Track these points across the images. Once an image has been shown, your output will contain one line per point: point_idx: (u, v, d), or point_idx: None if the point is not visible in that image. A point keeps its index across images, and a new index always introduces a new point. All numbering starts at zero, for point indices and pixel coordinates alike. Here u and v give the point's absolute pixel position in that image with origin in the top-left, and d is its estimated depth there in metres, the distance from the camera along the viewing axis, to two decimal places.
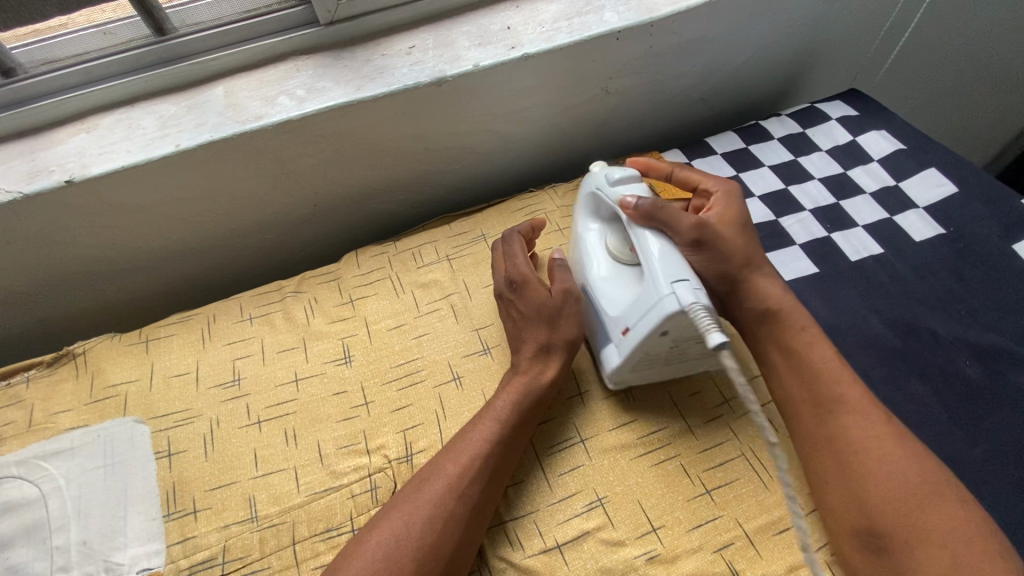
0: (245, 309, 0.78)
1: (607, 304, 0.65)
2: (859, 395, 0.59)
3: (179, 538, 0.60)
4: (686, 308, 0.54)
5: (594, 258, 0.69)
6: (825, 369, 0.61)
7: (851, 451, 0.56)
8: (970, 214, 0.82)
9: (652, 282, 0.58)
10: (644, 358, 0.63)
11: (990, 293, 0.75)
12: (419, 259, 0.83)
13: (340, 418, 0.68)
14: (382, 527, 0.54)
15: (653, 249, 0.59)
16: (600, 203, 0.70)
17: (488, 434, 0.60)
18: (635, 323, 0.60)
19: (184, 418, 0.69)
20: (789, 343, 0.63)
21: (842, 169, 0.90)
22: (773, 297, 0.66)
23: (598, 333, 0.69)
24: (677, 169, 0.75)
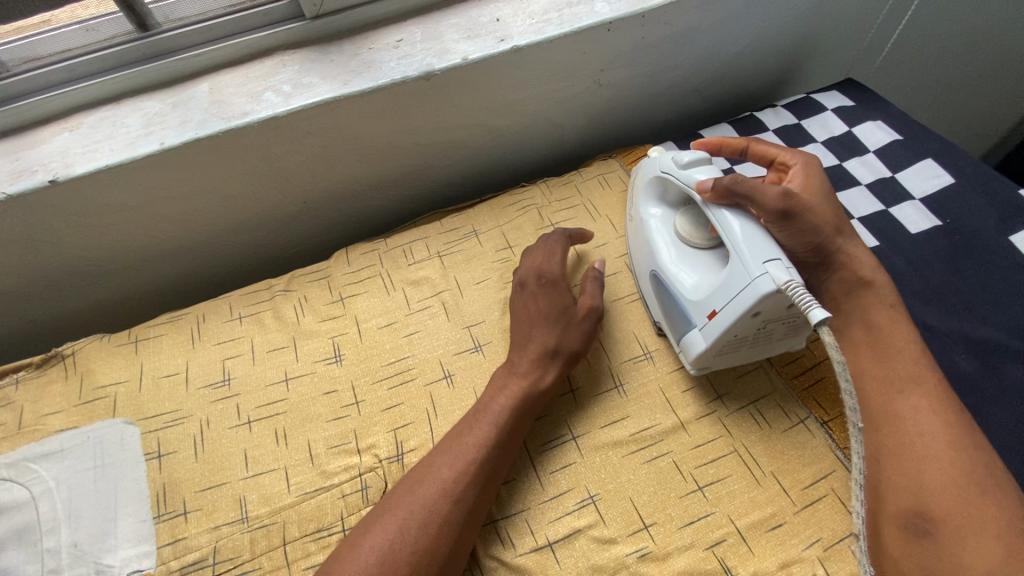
0: (235, 309, 0.77)
1: (684, 289, 0.66)
2: (937, 384, 0.58)
3: (169, 539, 0.60)
4: (782, 286, 0.55)
5: (662, 245, 0.71)
6: (904, 347, 0.60)
7: (915, 433, 0.55)
8: (968, 205, 0.81)
9: (740, 263, 0.59)
10: (731, 342, 0.62)
11: (986, 286, 0.74)
12: (410, 255, 0.81)
13: (331, 417, 0.68)
14: (375, 531, 0.53)
15: (739, 229, 0.60)
16: (668, 187, 0.72)
17: (482, 437, 0.59)
18: (723, 306, 0.60)
19: (174, 419, 0.68)
20: (876, 319, 0.63)
21: (838, 160, 0.89)
22: (866, 270, 0.65)
23: (677, 323, 0.67)
24: (753, 144, 0.74)
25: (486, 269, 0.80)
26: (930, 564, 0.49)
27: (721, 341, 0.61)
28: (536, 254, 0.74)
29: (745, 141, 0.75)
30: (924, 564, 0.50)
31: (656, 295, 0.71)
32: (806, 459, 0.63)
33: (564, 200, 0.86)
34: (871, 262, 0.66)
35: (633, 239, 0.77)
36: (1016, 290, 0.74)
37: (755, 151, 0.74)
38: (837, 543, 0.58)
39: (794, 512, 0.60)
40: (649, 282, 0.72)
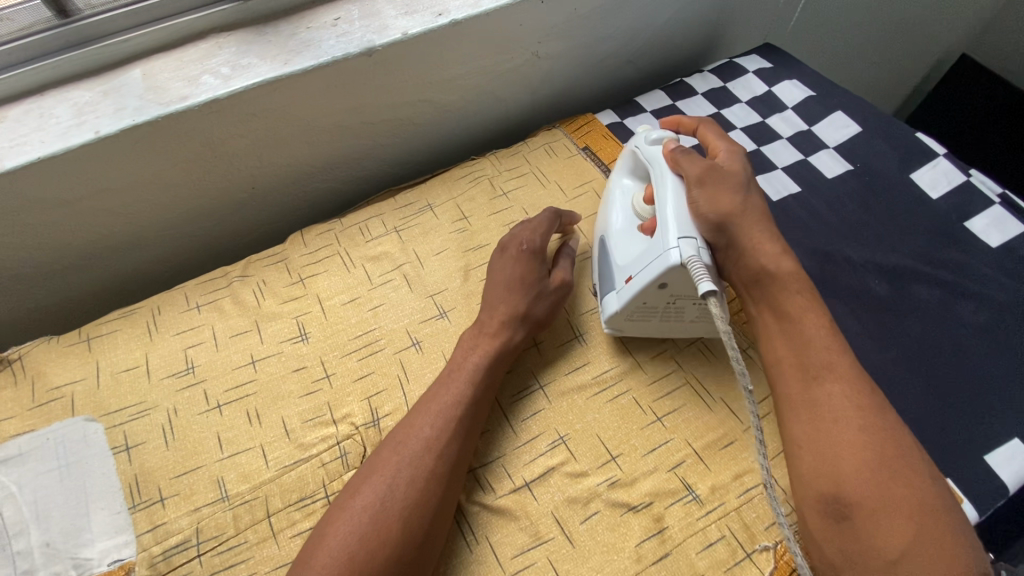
0: (192, 298, 0.76)
1: (614, 253, 0.71)
2: (851, 372, 0.57)
3: (148, 527, 0.60)
4: (686, 261, 0.59)
5: (616, 208, 0.75)
6: (816, 334, 0.60)
7: (831, 418, 0.55)
8: (874, 150, 0.90)
9: (659, 236, 0.63)
10: (643, 307, 0.67)
11: (893, 219, 0.83)
12: (367, 232, 0.82)
13: (303, 393, 0.69)
14: (364, 492, 0.55)
15: (664, 205, 0.65)
16: (637, 162, 0.76)
17: (459, 395, 0.62)
18: (638, 272, 0.65)
19: (140, 411, 0.67)
20: (788, 307, 0.62)
21: (761, 118, 0.97)
22: (769, 259, 0.65)
23: (604, 286, 0.72)
24: (702, 126, 0.76)
25: (444, 239, 0.82)
26: (850, 549, 0.50)
27: (632, 306, 0.66)
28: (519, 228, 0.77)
29: (698, 121, 0.77)
30: (845, 547, 0.50)
31: (599, 259, 0.75)
32: None
33: (515, 169, 0.89)
34: (777, 247, 0.66)
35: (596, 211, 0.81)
36: (916, 220, 0.83)
37: (703, 133, 0.75)
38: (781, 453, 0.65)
39: (742, 430, 0.67)
40: (596, 243, 0.77)
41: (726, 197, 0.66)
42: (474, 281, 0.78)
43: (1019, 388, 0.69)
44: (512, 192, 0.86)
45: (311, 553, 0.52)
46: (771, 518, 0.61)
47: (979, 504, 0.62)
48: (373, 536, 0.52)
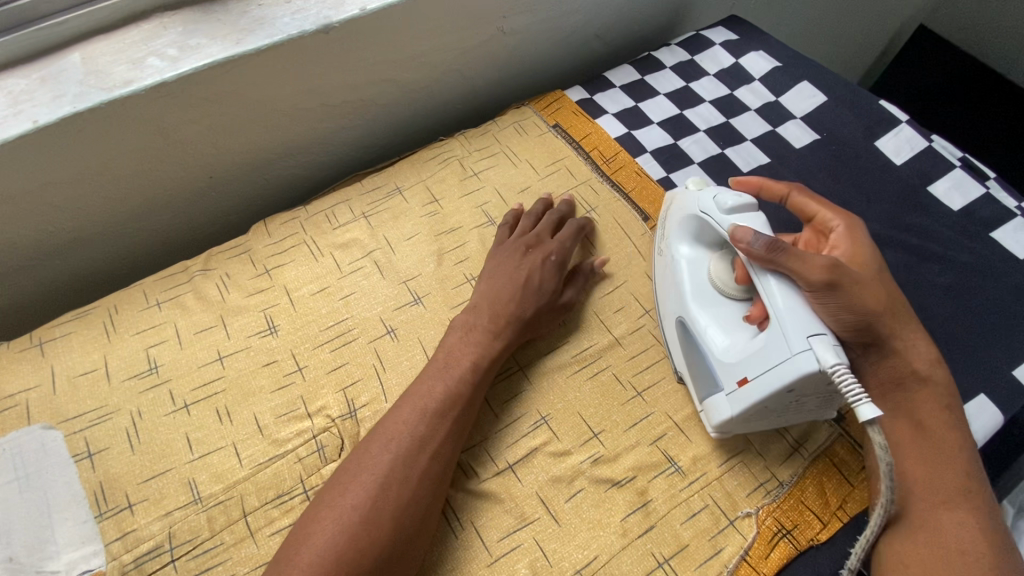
0: (151, 296, 0.73)
1: (716, 349, 0.62)
2: (984, 502, 0.57)
3: (118, 534, 0.58)
4: (829, 368, 0.52)
5: (689, 292, 0.67)
6: (958, 453, 0.59)
7: (953, 550, 0.55)
8: (840, 119, 0.91)
9: (781, 334, 0.56)
10: (761, 410, 0.59)
11: (860, 187, 0.85)
12: (334, 219, 0.79)
13: (275, 388, 0.66)
14: (353, 491, 0.53)
15: (781, 298, 0.57)
16: (704, 228, 0.68)
17: (456, 392, 0.61)
18: (758, 375, 0.57)
19: (101, 416, 0.64)
20: (928, 420, 0.61)
21: (729, 90, 0.96)
22: (922, 362, 0.63)
23: (702, 382, 0.64)
24: (795, 193, 0.70)
25: (415, 223, 0.79)
26: None
27: (749, 410, 0.58)
28: (547, 223, 0.76)
29: (788, 187, 0.71)
30: None
31: (680, 346, 0.67)
32: None
33: (485, 149, 0.87)
34: (927, 355, 0.63)
35: (658, 274, 0.73)
36: (881, 187, 0.84)
37: (795, 202, 0.70)
38: None
39: None
40: (673, 329, 0.68)
41: (870, 293, 0.60)
42: (448, 265, 0.76)
43: (981, 345, 0.71)
44: (483, 173, 0.84)
45: (296, 552, 0.50)
46: (751, 485, 0.62)
47: None
48: (362, 536, 0.51)
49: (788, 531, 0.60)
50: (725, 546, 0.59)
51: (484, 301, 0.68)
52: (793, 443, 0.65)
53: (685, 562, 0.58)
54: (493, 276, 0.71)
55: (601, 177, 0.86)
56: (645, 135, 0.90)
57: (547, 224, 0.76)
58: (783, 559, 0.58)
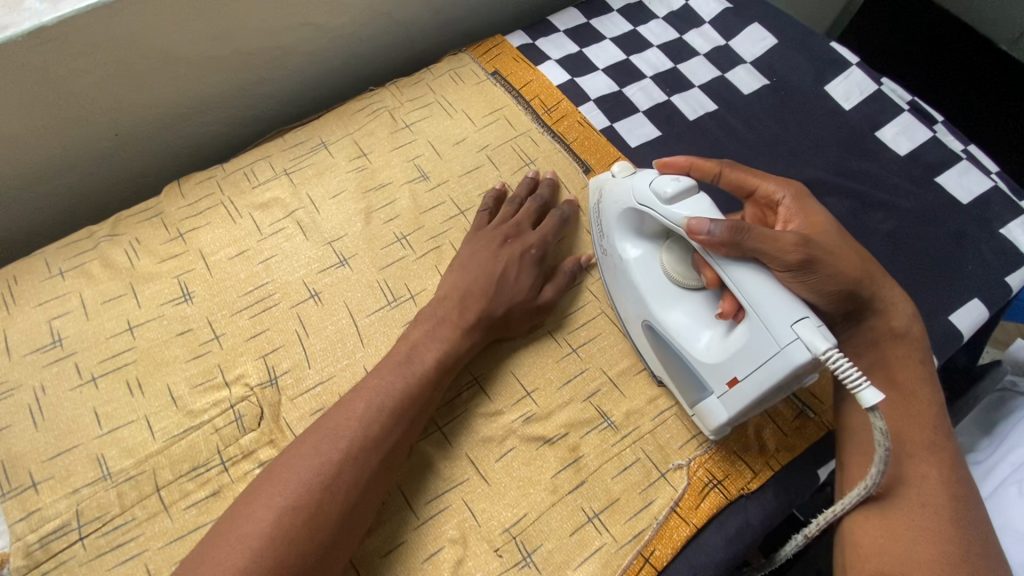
0: (54, 264, 0.67)
1: (697, 350, 0.58)
2: (951, 454, 0.59)
3: (21, 515, 0.55)
4: (821, 355, 0.47)
5: (656, 289, 0.62)
6: (926, 407, 0.61)
7: (917, 501, 0.56)
8: (790, 63, 0.87)
9: (763, 327, 0.51)
10: (759, 406, 0.55)
11: (807, 134, 0.82)
12: (253, 178, 0.74)
13: (189, 357, 0.63)
14: (294, 489, 0.48)
15: (752, 286, 0.51)
16: (645, 219, 0.62)
17: (416, 390, 0.56)
18: (749, 374, 0.53)
19: (0, 393, 0.60)
20: (901, 376, 0.62)
21: (678, 34, 0.92)
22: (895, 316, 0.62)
23: (689, 387, 0.59)
24: (727, 169, 0.64)
25: (341, 180, 0.75)
26: None
27: (745, 409, 0.54)
28: (531, 204, 0.71)
29: (718, 165, 0.65)
30: None
31: (657, 349, 0.62)
32: None
33: (418, 100, 0.82)
34: (903, 308, 0.64)
35: (610, 278, 0.68)
36: (829, 132, 0.82)
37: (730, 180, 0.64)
38: None
39: None
40: (641, 335, 0.64)
41: (843, 254, 0.58)
42: (377, 224, 0.72)
43: (920, 291, 0.70)
44: (416, 126, 0.79)
45: (220, 560, 0.44)
46: (685, 437, 0.61)
47: None
48: (298, 539, 0.46)
49: (718, 482, 0.59)
50: (656, 498, 0.58)
51: (452, 295, 0.63)
52: None
53: (616, 515, 0.57)
54: (465, 266, 0.65)
55: (543, 128, 0.80)
56: (589, 83, 0.85)
57: (531, 205, 0.71)
58: (712, 509, 0.58)
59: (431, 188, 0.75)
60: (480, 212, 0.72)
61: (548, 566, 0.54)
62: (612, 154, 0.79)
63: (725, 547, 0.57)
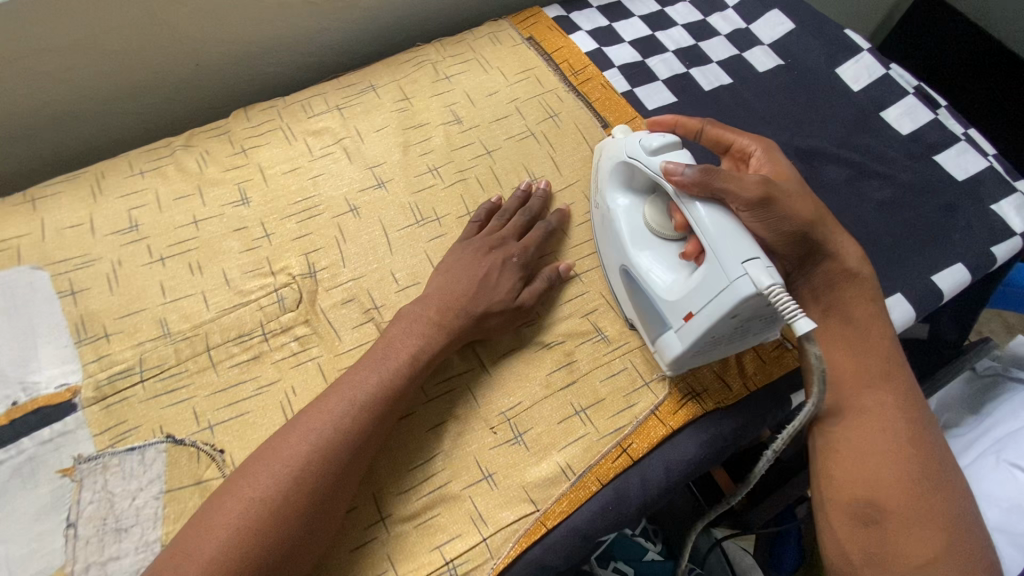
0: (135, 165, 0.78)
1: (660, 288, 0.62)
2: (902, 380, 0.63)
3: (94, 357, 0.65)
4: (762, 290, 0.51)
5: (634, 236, 0.66)
6: (878, 343, 0.65)
7: (878, 427, 0.61)
8: (805, 47, 0.94)
9: (717, 263, 0.55)
10: (707, 343, 0.59)
11: (815, 110, 0.88)
12: (309, 109, 0.84)
13: (243, 249, 0.72)
14: (262, 482, 0.51)
15: (715, 225, 0.56)
16: (633, 173, 0.67)
17: (387, 382, 0.58)
18: (701, 308, 0.57)
19: (85, 262, 0.71)
20: (855, 314, 0.66)
21: (702, 16, 0.99)
22: (849, 263, 0.67)
23: (654, 324, 0.64)
24: (709, 126, 0.70)
25: (385, 117, 0.84)
26: (872, 550, 0.57)
27: (694, 344, 0.58)
28: (519, 216, 0.74)
29: (701, 122, 0.71)
30: (870, 547, 0.58)
31: (631, 291, 0.67)
32: None
33: (459, 56, 0.91)
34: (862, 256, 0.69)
35: (599, 228, 0.73)
36: (836, 109, 0.88)
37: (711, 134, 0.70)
38: None
39: None
40: (618, 277, 0.68)
41: (800, 200, 0.63)
42: (412, 156, 0.81)
43: (906, 251, 0.76)
44: (454, 77, 0.88)
45: (195, 548, 0.48)
46: None
47: None
48: (264, 528, 0.49)
49: (698, 394, 0.65)
50: (638, 402, 0.64)
51: (433, 295, 0.65)
52: None
53: (600, 412, 0.64)
54: (448, 269, 0.68)
55: (569, 87, 0.88)
56: (615, 52, 0.93)
57: (519, 218, 0.73)
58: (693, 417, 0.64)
59: (464, 129, 0.84)
60: (468, 224, 0.75)
61: (536, 445, 0.61)
62: (629, 113, 0.86)
63: (698, 449, 0.63)
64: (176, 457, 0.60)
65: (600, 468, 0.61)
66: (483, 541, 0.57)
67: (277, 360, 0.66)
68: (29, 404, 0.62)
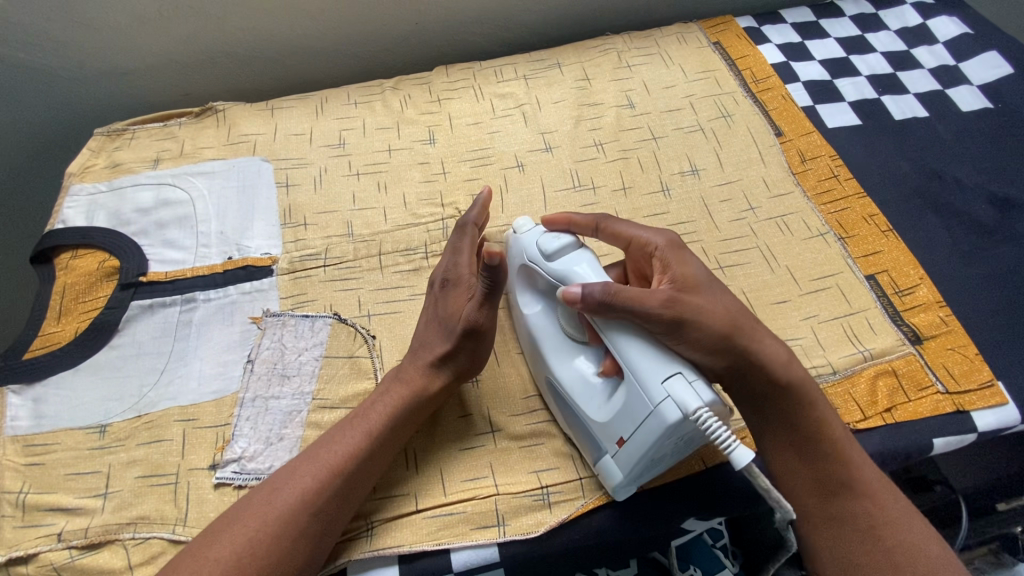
0: (351, 96, 0.92)
1: (589, 408, 0.58)
2: (870, 479, 0.57)
3: (292, 239, 0.78)
4: (689, 413, 0.49)
5: (555, 349, 0.63)
6: (833, 448, 0.57)
7: (856, 538, 0.56)
8: (1023, 94, 0.86)
9: (639, 387, 0.52)
10: (650, 465, 0.56)
11: (1021, 160, 0.81)
12: (500, 75, 0.94)
13: (423, 180, 0.83)
14: (223, 542, 0.52)
15: (631, 350, 0.53)
16: (534, 277, 0.64)
17: (354, 447, 0.57)
18: (631, 434, 0.53)
19: (299, 163, 0.85)
20: (800, 424, 0.58)
21: (906, 47, 0.95)
22: (780, 369, 0.58)
23: (591, 444, 0.60)
24: (603, 223, 0.64)
25: (565, 92, 0.91)
26: None
27: (635, 471, 0.55)
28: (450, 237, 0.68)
29: (595, 219, 0.64)
30: None
31: (563, 407, 0.63)
32: (819, 261, 0.73)
33: (643, 49, 0.95)
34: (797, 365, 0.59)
35: (518, 330, 0.69)
36: None
37: (608, 232, 0.63)
38: (832, 321, 0.69)
39: (799, 294, 0.70)
40: (548, 389, 0.65)
41: (713, 310, 0.56)
42: (582, 130, 0.87)
43: None
44: (636, 67, 0.93)
45: None
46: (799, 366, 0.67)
47: (1021, 407, 0.63)
48: None
49: None
50: None
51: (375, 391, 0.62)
52: (859, 347, 0.66)
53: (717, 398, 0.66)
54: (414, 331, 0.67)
55: (747, 93, 0.89)
56: (802, 68, 0.92)
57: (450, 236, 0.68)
58: (674, 478, 0.63)
59: (635, 114, 0.88)
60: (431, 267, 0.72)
61: None
62: (806, 127, 0.85)
63: None
64: (337, 332, 0.70)
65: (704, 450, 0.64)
66: (578, 480, 0.62)
67: None
68: (240, 262, 0.76)
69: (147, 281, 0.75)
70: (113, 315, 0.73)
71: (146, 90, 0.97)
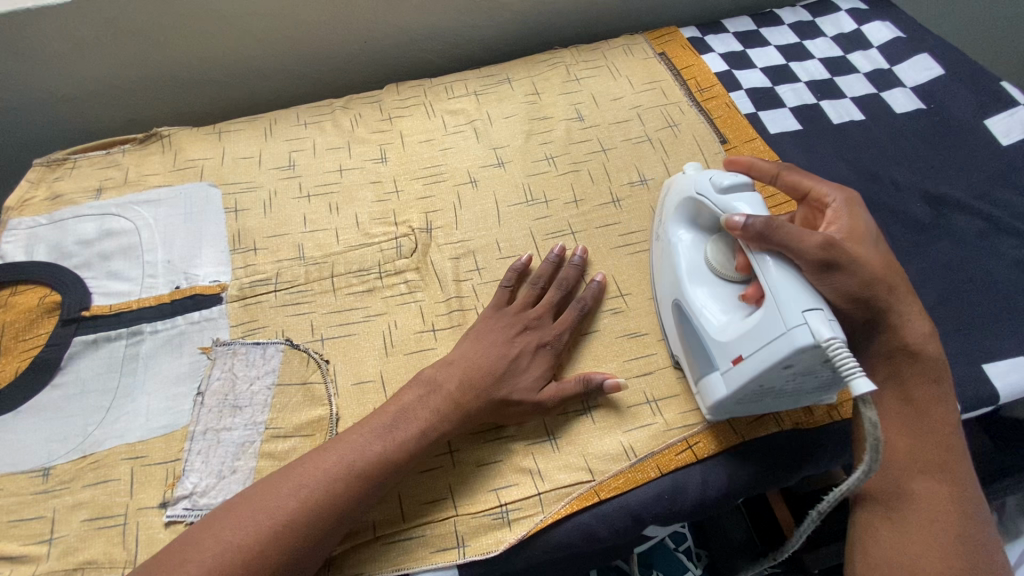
0: (301, 117, 0.91)
1: (711, 326, 0.62)
2: (957, 466, 0.59)
3: (241, 265, 0.77)
4: (821, 342, 0.51)
5: (694, 275, 0.66)
6: (939, 428, 0.60)
7: (926, 517, 0.57)
8: (952, 94, 0.90)
9: (775, 310, 0.55)
10: (756, 390, 0.59)
11: (953, 158, 0.84)
12: (450, 92, 0.94)
13: (375, 199, 0.82)
14: (244, 530, 0.52)
15: (776, 277, 0.56)
16: (700, 211, 0.67)
17: (385, 453, 0.58)
18: (752, 352, 0.56)
19: (249, 187, 0.83)
20: (914, 394, 0.61)
21: (843, 53, 0.98)
22: (915, 336, 0.61)
23: (701, 362, 0.64)
24: (785, 172, 0.67)
25: (516, 106, 0.92)
26: None
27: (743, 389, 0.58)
28: (554, 290, 0.71)
29: (778, 167, 0.68)
30: None
31: (682, 330, 0.66)
32: None
33: (591, 62, 0.97)
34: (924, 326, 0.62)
35: (658, 259, 0.73)
36: (978, 161, 0.84)
37: (787, 181, 0.67)
38: None
39: None
40: (671, 312, 0.68)
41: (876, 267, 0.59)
42: (533, 143, 0.88)
43: None
44: (585, 80, 0.94)
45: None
46: None
47: (960, 398, 0.66)
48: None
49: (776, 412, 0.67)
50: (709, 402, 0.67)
51: (489, 348, 0.65)
52: None
53: (671, 405, 0.67)
54: (478, 339, 0.67)
55: (692, 102, 0.91)
56: (745, 76, 0.94)
57: (554, 293, 0.71)
58: (646, 480, 0.63)
59: (585, 127, 0.89)
60: (507, 280, 0.72)
61: (602, 421, 0.66)
62: (750, 134, 0.87)
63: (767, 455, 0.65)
64: (289, 359, 0.69)
65: (662, 457, 0.64)
66: (537, 495, 0.61)
67: (387, 296, 0.74)
68: (188, 291, 0.74)
69: (90, 315, 0.73)
70: (57, 352, 0.71)
71: (88, 117, 0.95)
